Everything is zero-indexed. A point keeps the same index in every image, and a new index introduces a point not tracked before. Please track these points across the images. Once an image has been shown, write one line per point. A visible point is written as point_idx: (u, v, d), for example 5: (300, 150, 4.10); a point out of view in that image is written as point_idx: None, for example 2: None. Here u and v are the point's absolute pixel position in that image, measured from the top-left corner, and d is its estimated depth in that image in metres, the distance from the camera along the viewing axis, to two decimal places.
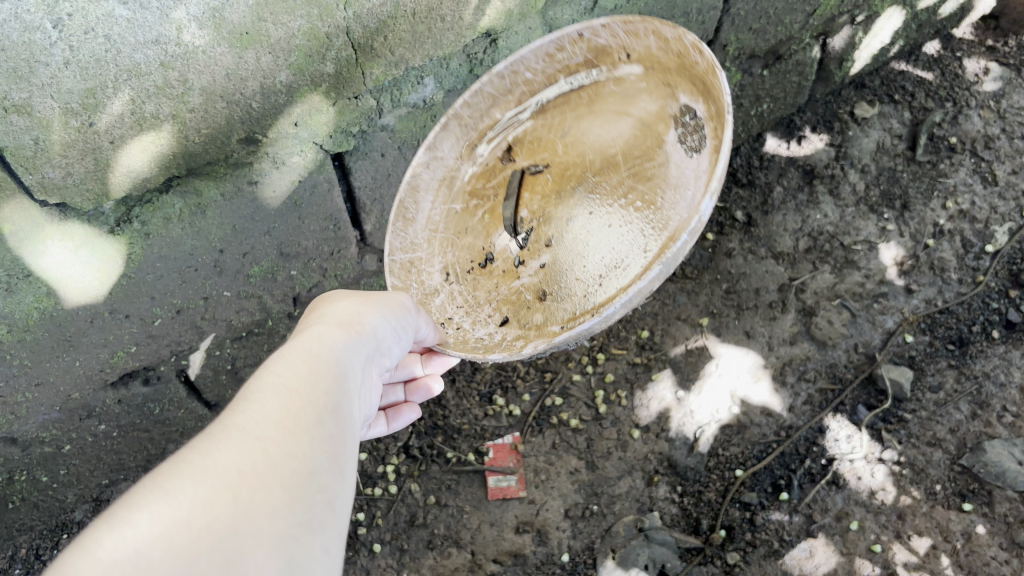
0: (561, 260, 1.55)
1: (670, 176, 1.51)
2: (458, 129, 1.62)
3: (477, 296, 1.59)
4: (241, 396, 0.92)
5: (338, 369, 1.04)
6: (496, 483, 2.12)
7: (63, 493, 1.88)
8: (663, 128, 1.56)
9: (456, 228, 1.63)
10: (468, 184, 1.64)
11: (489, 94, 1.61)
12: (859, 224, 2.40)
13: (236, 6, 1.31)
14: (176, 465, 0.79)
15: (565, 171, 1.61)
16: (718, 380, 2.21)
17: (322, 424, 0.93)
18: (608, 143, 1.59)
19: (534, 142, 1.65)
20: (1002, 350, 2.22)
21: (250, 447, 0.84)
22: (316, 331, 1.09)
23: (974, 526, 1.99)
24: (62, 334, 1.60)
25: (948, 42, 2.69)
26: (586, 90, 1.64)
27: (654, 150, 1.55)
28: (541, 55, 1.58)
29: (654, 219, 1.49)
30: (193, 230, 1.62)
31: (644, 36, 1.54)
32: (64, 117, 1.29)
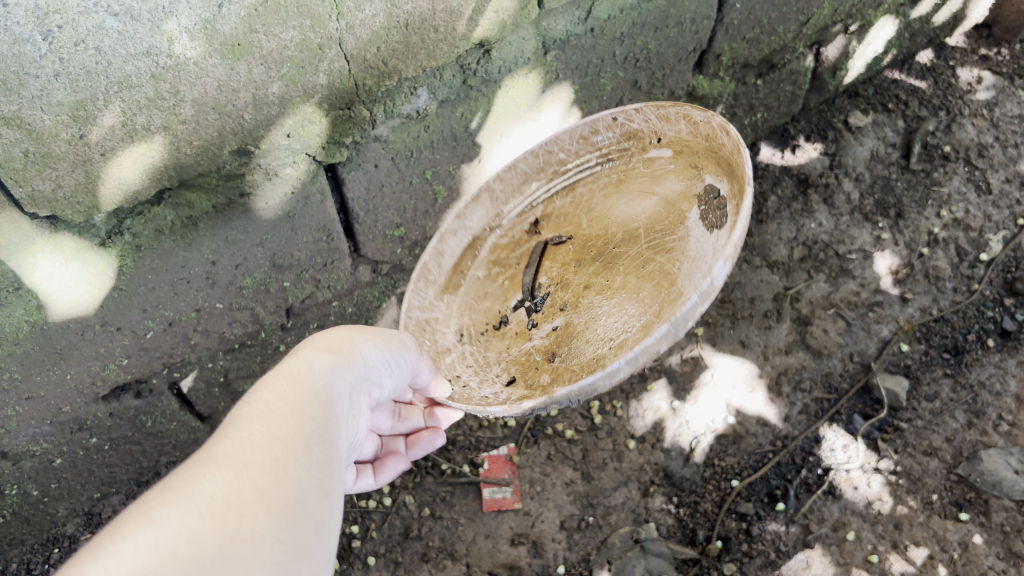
0: (575, 325, 1.53)
1: (689, 249, 1.53)
2: (489, 201, 1.62)
3: (489, 357, 1.54)
4: (228, 422, 0.91)
5: (328, 392, 1.03)
6: (491, 495, 2.10)
7: (54, 507, 1.85)
8: (686, 207, 1.60)
9: (475, 292, 1.60)
10: (492, 252, 1.63)
11: (522, 170, 1.63)
12: (854, 233, 2.40)
13: (228, 17, 1.31)
14: (162, 493, 0.78)
15: (589, 243, 1.63)
16: (713, 390, 2.20)
17: (309, 449, 0.92)
18: (632, 219, 1.63)
19: (559, 216, 1.66)
20: (997, 359, 2.23)
21: (238, 475, 0.83)
22: (306, 354, 1.07)
23: (971, 536, 1.98)
24: (52, 347, 1.58)
25: (941, 51, 2.70)
26: (612, 170, 1.68)
27: (675, 226, 1.58)
28: (575, 137, 1.64)
29: (671, 287, 1.49)
30: (185, 242, 1.61)
31: (676, 121, 1.63)
32: (54, 130, 1.28)
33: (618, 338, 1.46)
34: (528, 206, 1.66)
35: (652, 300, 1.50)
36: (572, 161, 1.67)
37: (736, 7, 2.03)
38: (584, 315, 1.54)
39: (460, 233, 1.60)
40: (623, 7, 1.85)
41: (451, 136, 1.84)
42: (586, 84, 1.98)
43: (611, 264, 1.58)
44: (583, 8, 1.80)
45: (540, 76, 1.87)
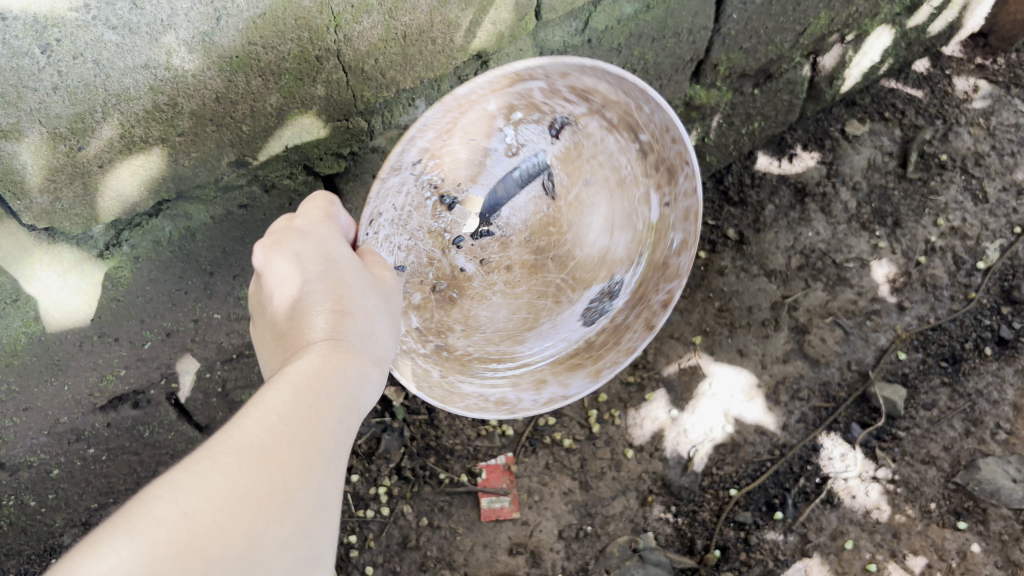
0: (470, 285, 1.65)
1: (563, 313, 1.70)
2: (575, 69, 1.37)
3: (411, 210, 1.51)
4: (265, 403, 0.89)
5: (362, 401, 1.00)
6: (490, 505, 2.09)
7: (51, 517, 1.79)
8: (602, 274, 1.70)
9: (472, 121, 1.44)
10: (517, 100, 1.45)
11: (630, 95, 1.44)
12: (851, 241, 2.40)
13: (226, 30, 1.30)
14: (198, 478, 0.78)
15: (545, 227, 1.66)
16: (711, 399, 2.20)
17: (337, 457, 0.92)
18: (579, 245, 1.69)
19: (575, 146, 1.59)
20: (995, 367, 2.24)
21: (271, 474, 0.83)
22: (347, 347, 1.04)
23: (969, 544, 2.02)
24: (50, 358, 1.57)
25: (937, 60, 2.70)
26: (625, 172, 1.63)
27: (580, 283, 1.71)
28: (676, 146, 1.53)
29: (524, 335, 1.69)
30: (182, 253, 1.63)
31: (683, 229, 1.62)
32: (52, 142, 1.28)
33: (471, 331, 1.65)
34: (576, 103, 1.50)
35: (511, 328, 1.68)
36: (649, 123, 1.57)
37: (733, 17, 2.04)
38: (481, 282, 1.66)
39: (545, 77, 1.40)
40: (620, 18, 1.87)
41: None
42: None
43: (539, 263, 1.68)
44: (581, 19, 1.81)
45: None
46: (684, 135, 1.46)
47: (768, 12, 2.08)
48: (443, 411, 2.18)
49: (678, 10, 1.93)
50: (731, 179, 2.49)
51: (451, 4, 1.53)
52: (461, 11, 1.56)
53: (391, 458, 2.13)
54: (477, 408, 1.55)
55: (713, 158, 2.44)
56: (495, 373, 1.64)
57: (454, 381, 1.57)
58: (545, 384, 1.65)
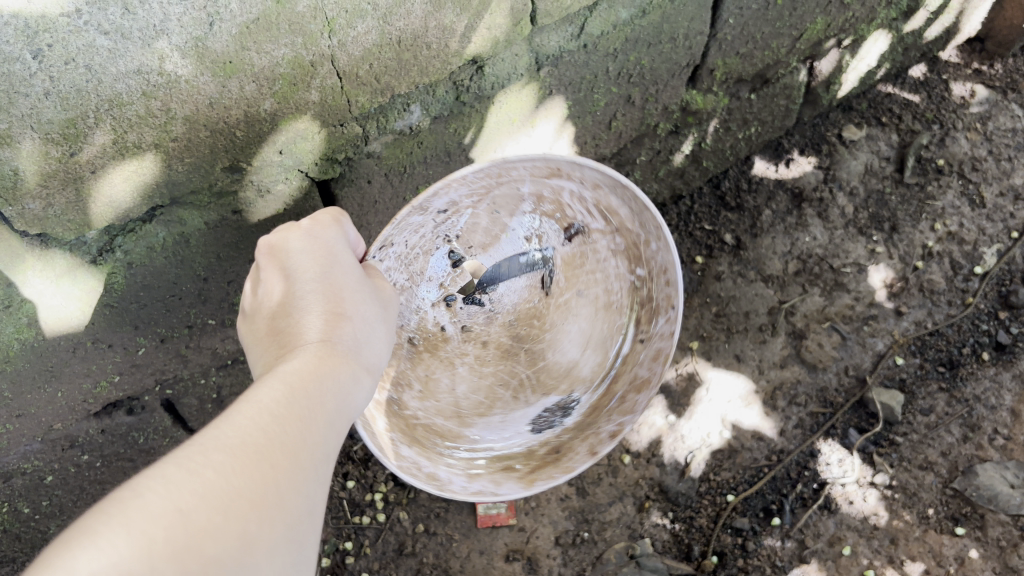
0: (444, 347, 1.67)
1: (519, 415, 1.72)
2: (612, 184, 1.50)
3: (420, 254, 1.55)
4: (253, 406, 0.89)
5: (345, 410, 1.01)
6: (486, 511, 2.05)
7: (45, 524, 1.76)
8: (563, 385, 1.75)
9: (502, 197, 1.56)
10: (546, 195, 1.58)
11: (647, 219, 1.55)
12: (848, 246, 2.39)
13: (220, 35, 1.30)
14: (190, 475, 0.77)
15: (531, 318, 1.71)
16: (708, 405, 2.19)
17: (323, 464, 0.92)
18: (557, 348, 1.73)
19: (581, 255, 1.69)
20: (992, 372, 2.23)
21: (264, 474, 0.82)
22: (335, 358, 1.04)
23: (967, 550, 2.01)
24: (44, 364, 1.56)
25: (934, 65, 2.70)
26: (616, 299, 1.72)
27: (544, 389, 1.74)
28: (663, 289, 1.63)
29: (472, 421, 1.69)
30: (177, 259, 1.62)
31: (651, 367, 1.67)
32: (44, 148, 1.27)
33: (432, 397, 1.66)
34: (595, 218, 1.63)
35: (463, 411, 1.69)
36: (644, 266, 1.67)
37: (729, 23, 2.04)
38: (455, 351, 1.68)
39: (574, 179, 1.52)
40: (616, 23, 1.87)
41: (445, 151, 1.86)
42: (579, 99, 1.98)
43: (512, 350, 1.72)
44: (577, 24, 1.81)
45: (533, 92, 1.89)
46: (681, 276, 1.56)
47: (764, 17, 2.08)
48: None
49: (674, 15, 1.93)
50: (728, 184, 2.49)
51: (445, 9, 1.53)
52: (456, 17, 1.56)
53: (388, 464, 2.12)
54: (405, 465, 1.53)
55: (710, 163, 2.44)
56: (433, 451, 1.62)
57: (398, 440, 1.55)
58: (478, 478, 1.63)
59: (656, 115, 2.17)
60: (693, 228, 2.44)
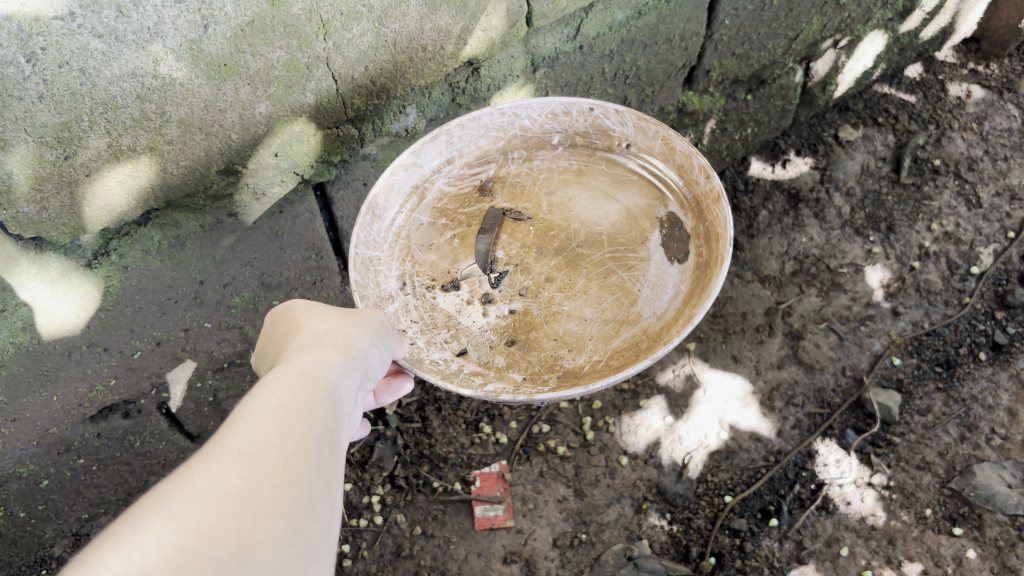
0: (534, 318, 1.46)
1: (650, 273, 1.48)
2: (444, 145, 1.58)
3: (432, 314, 1.47)
4: (237, 413, 0.85)
5: (341, 394, 0.97)
6: (484, 513, 2.07)
7: (41, 528, 1.79)
8: (646, 225, 1.54)
9: (418, 238, 1.54)
10: (439, 203, 1.58)
11: (484, 124, 1.59)
12: (845, 247, 2.40)
13: (214, 38, 1.30)
14: (176, 484, 0.73)
15: (546, 232, 1.55)
16: (706, 406, 2.19)
17: (321, 450, 0.88)
18: (596, 221, 1.55)
19: (514, 185, 1.61)
20: (989, 372, 2.23)
21: (256, 471, 0.79)
22: (318, 350, 1.01)
23: (964, 551, 1.99)
24: (38, 368, 1.56)
25: (930, 65, 2.72)
26: (575, 162, 1.63)
27: (637, 243, 1.51)
28: (546, 112, 1.60)
29: (633, 311, 1.44)
30: (172, 262, 1.61)
31: (652, 137, 1.58)
32: (38, 152, 1.27)
33: (577, 343, 1.43)
34: (484, 171, 1.63)
35: (606, 319, 1.44)
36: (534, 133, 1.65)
37: (725, 23, 2.04)
38: (542, 307, 1.47)
39: (410, 171, 1.57)
40: (612, 24, 1.87)
41: None
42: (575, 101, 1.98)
43: (574, 260, 1.51)
44: (572, 26, 1.81)
45: (529, 93, 1.90)
46: (551, 98, 1.57)
47: (760, 18, 2.08)
48: (435, 419, 2.21)
49: (670, 16, 1.93)
50: (725, 185, 2.52)
51: (441, 11, 1.53)
52: (452, 19, 1.56)
53: (384, 467, 2.14)
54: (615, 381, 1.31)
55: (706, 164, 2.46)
56: (640, 352, 1.38)
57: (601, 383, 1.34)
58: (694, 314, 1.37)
59: (653, 116, 2.18)
60: None
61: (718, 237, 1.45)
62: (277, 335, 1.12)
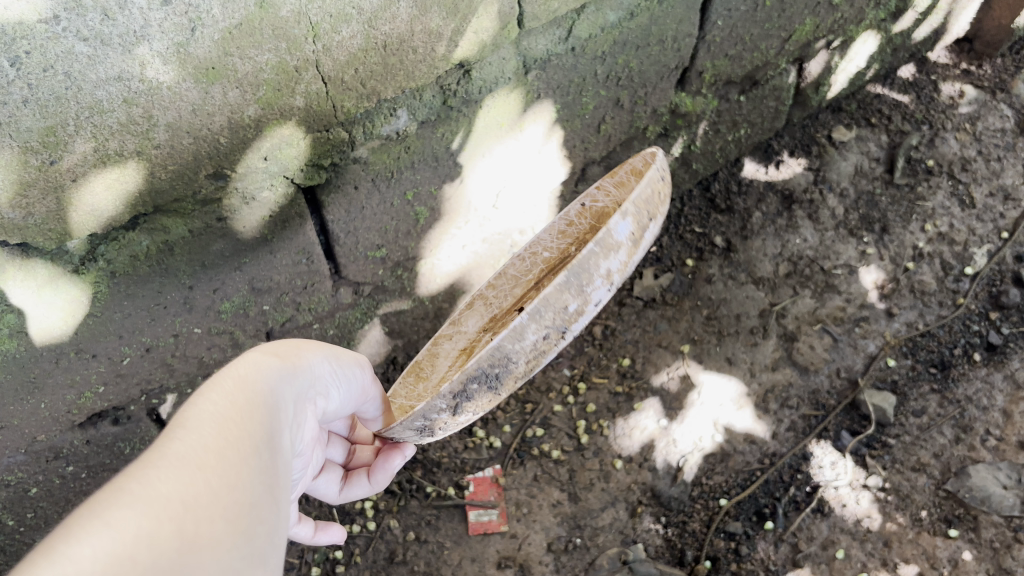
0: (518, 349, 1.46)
1: None
2: (483, 308, 1.82)
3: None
4: (175, 422, 0.84)
5: (276, 400, 0.97)
6: (477, 518, 2.06)
7: (30, 537, 1.74)
8: None
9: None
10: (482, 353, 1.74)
11: (511, 275, 1.83)
12: (839, 248, 2.39)
13: (202, 41, 1.28)
14: (113, 494, 0.71)
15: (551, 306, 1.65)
16: (701, 408, 2.18)
17: (262, 453, 0.86)
18: None
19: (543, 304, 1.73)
20: (984, 373, 2.22)
21: (197, 475, 0.76)
22: (256, 360, 1.00)
23: (960, 552, 1.98)
24: (25, 375, 1.54)
25: (923, 65, 2.71)
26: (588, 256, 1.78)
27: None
28: (552, 232, 1.85)
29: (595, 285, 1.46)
30: (161, 267, 1.60)
31: (627, 189, 1.78)
32: (23, 157, 1.25)
33: None
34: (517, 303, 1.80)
35: None
36: (557, 259, 1.86)
37: (718, 24, 2.03)
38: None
39: (455, 337, 1.79)
40: (604, 26, 1.86)
41: (432, 156, 1.84)
42: (567, 103, 1.97)
43: None
44: (564, 27, 1.80)
45: (521, 96, 1.88)
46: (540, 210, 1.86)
47: (753, 19, 2.07)
48: None
49: (661, 16, 1.92)
50: (718, 187, 2.50)
51: (431, 13, 1.52)
52: (442, 20, 1.55)
53: None
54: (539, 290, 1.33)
55: (700, 165, 2.45)
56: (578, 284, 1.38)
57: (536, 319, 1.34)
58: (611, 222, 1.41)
59: (645, 117, 2.16)
60: (682, 230, 2.47)
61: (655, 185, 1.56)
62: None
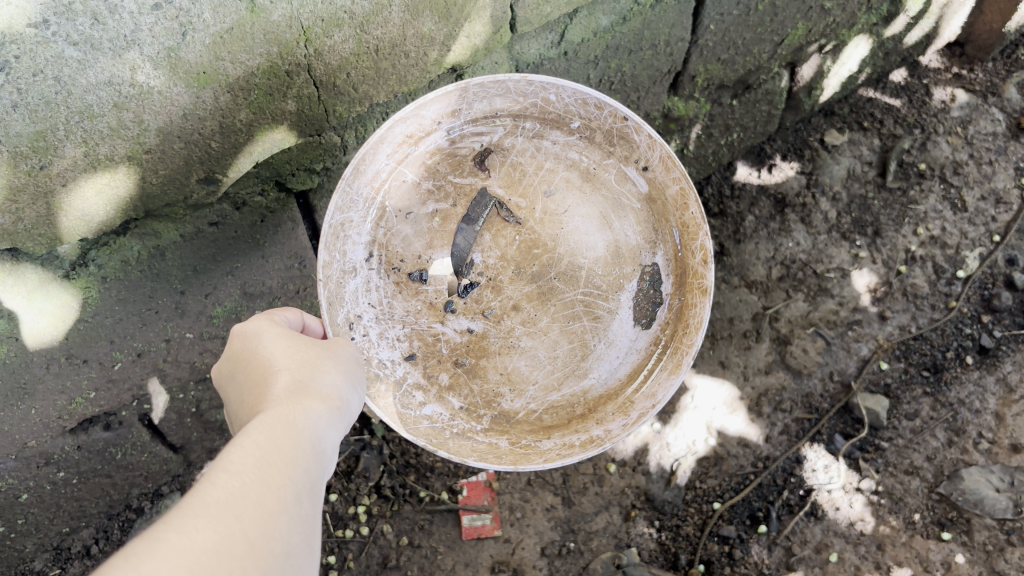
0: (488, 343, 1.55)
1: (614, 329, 1.57)
2: (454, 101, 1.46)
3: (392, 301, 1.52)
4: (219, 461, 0.86)
5: (321, 446, 0.99)
6: (471, 523, 2.05)
7: (22, 543, 1.78)
8: (629, 269, 1.57)
9: (399, 199, 1.51)
10: (429, 160, 1.52)
11: (507, 87, 1.46)
12: (832, 251, 2.39)
13: (192, 45, 1.28)
14: (153, 538, 0.73)
15: (530, 249, 1.56)
16: (693, 412, 2.18)
17: (300, 502, 0.89)
18: (583, 252, 1.56)
19: (514, 167, 1.56)
20: (976, 376, 2.23)
21: (234, 525, 0.78)
22: (302, 400, 1.03)
23: (953, 555, 2.01)
24: (16, 381, 1.53)
25: (914, 69, 2.69)
26: (585, 165, 1.57)
27: (613, 290, 1.57)
28: (576, 97, 1.48)
29: (581, 367, 1.56)
30: (152, 272, 1.60)
31: (672, 179, 1.52)
32: (12, 161, 1.24)
33: (523, 386, 1.55)
34: (490, 131, 1.54)
35: (561, 365, 1.56)
36: (555, 108, 1.52)
37: (710, 28, 2.02)
38: (501, 336, 1.56)
39: (411, 121, 1.45)
40: (596, 30, 1.88)
41: None
42: None
43: (546, 294, 1.56)
44: (556, 31, 1.83)
45: None
46: (589, 89, 1.44)
47: (745, 24, 2.06)
48: None
49: (654, 21, 1.92)
50: (710, 191, 2.50)
51: (423, 18, 1.51)
52: (434, 25, 1.54)
53: (370, 476, 2.09)
54: (561, 458, 1.49)
55: (692, 169, 2.44)
56: (574, 418, 1.55)
57: (532, 441, 1.52)
58: (633, 406, 1.55)
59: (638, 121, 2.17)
60: None
61: (686, 336, 1.54)
62: (249, 371, 1.10)
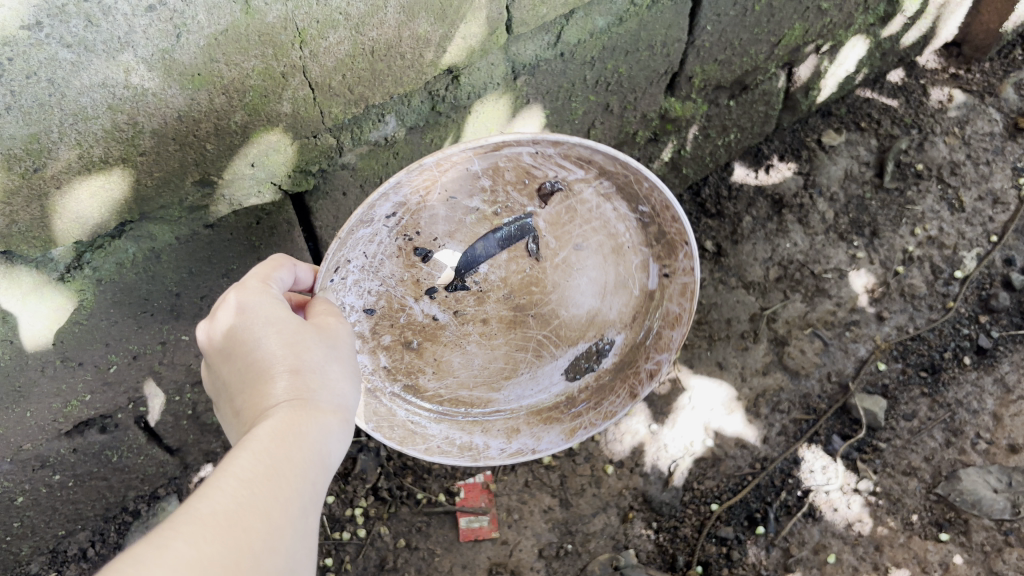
0: (443, 333, 1.64)
1: (547, 368, 1.74)
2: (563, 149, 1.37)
3: (384, 260, 1.48)
4: (225, 469, 0.91)
5: (326, 458, 1.02)
6: (468, 525, 2.05)
7: (18, 546, 1.78)
8: (592, 334, 1.72)
9: (452, 181, 1.42)
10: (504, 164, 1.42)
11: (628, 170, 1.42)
12: (829, 252, 2.39)
13: (186, 47, 1.27)
14: (161, 545, 0.78)
15: (527, 286, 1.64)
16: (691, 413, 2.18)
17: (303, 516, 0.93)
18: (569, 304, 1.68)
19: (568, 210, 1.57)
20: (974, 376, 2.23)
21: (237, 540, 0.83)
22: (313, 410, 1.05)
23: (952, 556, 1.99)
24: (11, 385, 1.52)
25: (912, 70, 2.71)
26: (621, 241, 1.64)
27: (568, 342, 1.72)
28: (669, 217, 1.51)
29: (500, 383, 1.72)
30: (148, 274, 1.59)
31: (680, 303, 1.66)
32: (6, 164, 1.24)
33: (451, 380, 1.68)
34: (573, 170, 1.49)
35: (490, 374, 1.71)
36: (645, 197, 1.52)
37: (707, 29, 2.02)
38: (456, 332, 1.65)
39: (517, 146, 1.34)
40: (593, 31, 1.86)
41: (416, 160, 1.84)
42: (556, 108, 1.97)
43: (517, 320, 1.68)
44: (553, 33, 1.80)
45: (510, 101, 1.88)
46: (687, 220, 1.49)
47: (742, 24, 2.06)
48: None
49: (651, 22, 1.92)
50: (708, 191, 2.48)
51: (419, 19, 1.50)
52: (430, 26, 1.53)
53: (367, 478, 2.09)
54: (438, 454, 1.65)
55: (689, 170, 2.43)
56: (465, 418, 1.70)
57: (422, 422, 1.66)
58: (517, 433, 1.74)
59: (635, 122, 2.16)
60: None
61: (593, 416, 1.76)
62: (249, 361, 1.09)
